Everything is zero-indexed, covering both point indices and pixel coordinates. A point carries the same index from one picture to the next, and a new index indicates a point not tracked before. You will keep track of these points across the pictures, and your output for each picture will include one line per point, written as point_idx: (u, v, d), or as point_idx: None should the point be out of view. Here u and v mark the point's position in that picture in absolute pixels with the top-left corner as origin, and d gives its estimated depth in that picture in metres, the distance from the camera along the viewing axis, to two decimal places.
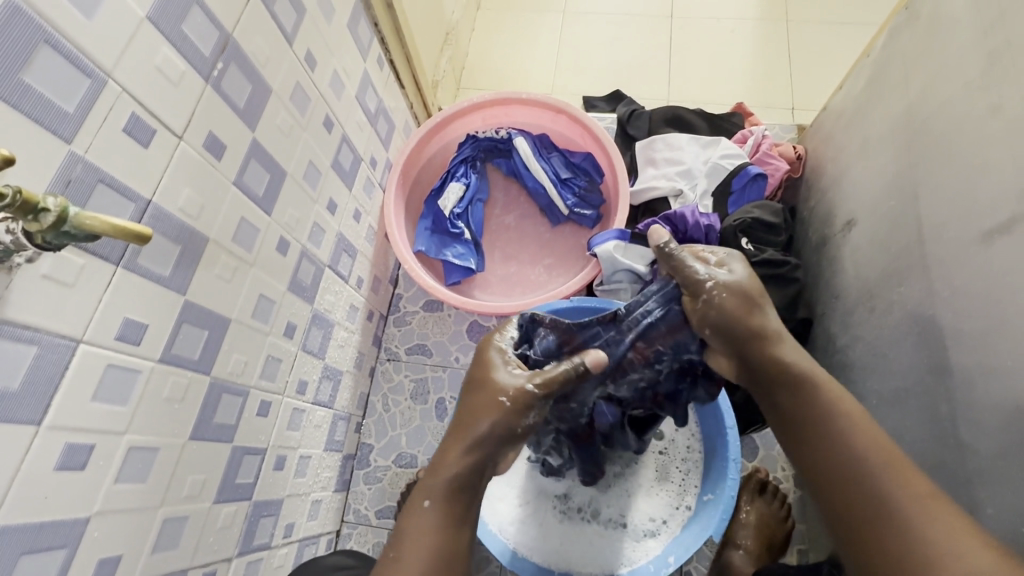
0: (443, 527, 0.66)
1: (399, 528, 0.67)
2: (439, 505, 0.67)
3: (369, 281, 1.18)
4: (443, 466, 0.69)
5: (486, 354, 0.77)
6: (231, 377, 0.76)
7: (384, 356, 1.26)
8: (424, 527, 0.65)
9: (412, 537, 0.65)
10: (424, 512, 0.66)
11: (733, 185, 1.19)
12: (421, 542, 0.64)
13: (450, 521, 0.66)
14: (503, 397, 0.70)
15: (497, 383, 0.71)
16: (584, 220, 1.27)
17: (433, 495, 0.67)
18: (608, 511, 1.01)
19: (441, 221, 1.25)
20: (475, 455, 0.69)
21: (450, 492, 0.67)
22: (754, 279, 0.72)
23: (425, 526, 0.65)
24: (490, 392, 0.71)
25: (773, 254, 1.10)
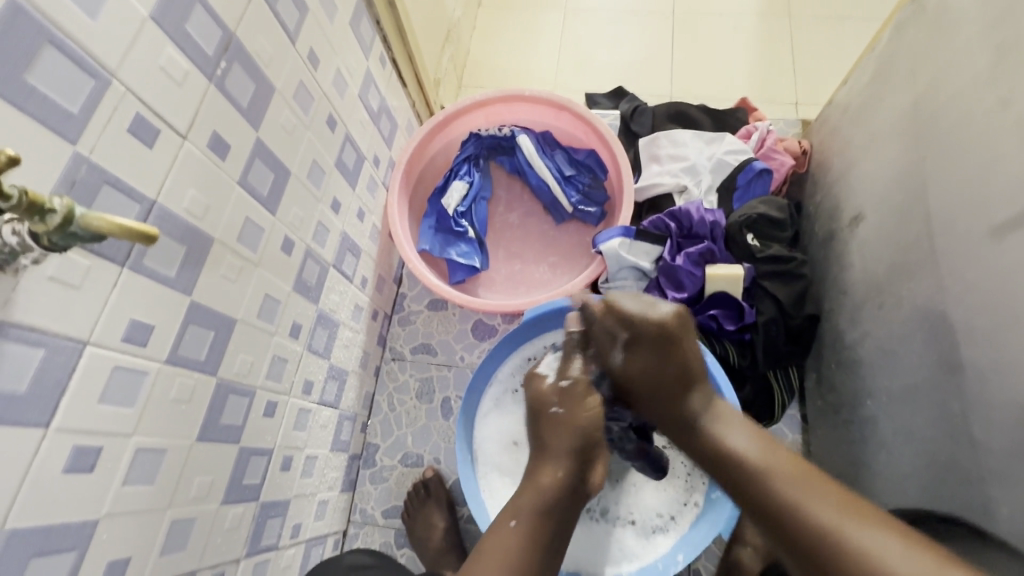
0: (525, 548, 0.68)
1: (481, 548, 0.69)
2: (524, 524, 0.70)
3: (374, 281, 1.18)
4: (537, 488, 0.73)
5: (541, 386, 0.81)
6: (238, 377, 0.75)
7: (389, 355, 1.26)
8: (507, 540, 0.69)
9: (493, 549, 0.68)
10: (510, 530, 0.70)
11: (738, 180, 1.19)
12: (504, 557, 0.67)
13: (534, 544, 0.69)
14: (554, 407, 0.78)
15: (546, 393, 0.79)
16: (588, 218, 1.26)
17: (519, 515, 0.71)
18: (616, 509, 1.00)
19: (445, 220, 1.25)
20: (562, 469, 0.74)
21: (537, 515, 0.71)
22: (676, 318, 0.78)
23: (508, 541, 0.69)
24: (542, 403, 0.79)
25: (779, 250, 1.10)
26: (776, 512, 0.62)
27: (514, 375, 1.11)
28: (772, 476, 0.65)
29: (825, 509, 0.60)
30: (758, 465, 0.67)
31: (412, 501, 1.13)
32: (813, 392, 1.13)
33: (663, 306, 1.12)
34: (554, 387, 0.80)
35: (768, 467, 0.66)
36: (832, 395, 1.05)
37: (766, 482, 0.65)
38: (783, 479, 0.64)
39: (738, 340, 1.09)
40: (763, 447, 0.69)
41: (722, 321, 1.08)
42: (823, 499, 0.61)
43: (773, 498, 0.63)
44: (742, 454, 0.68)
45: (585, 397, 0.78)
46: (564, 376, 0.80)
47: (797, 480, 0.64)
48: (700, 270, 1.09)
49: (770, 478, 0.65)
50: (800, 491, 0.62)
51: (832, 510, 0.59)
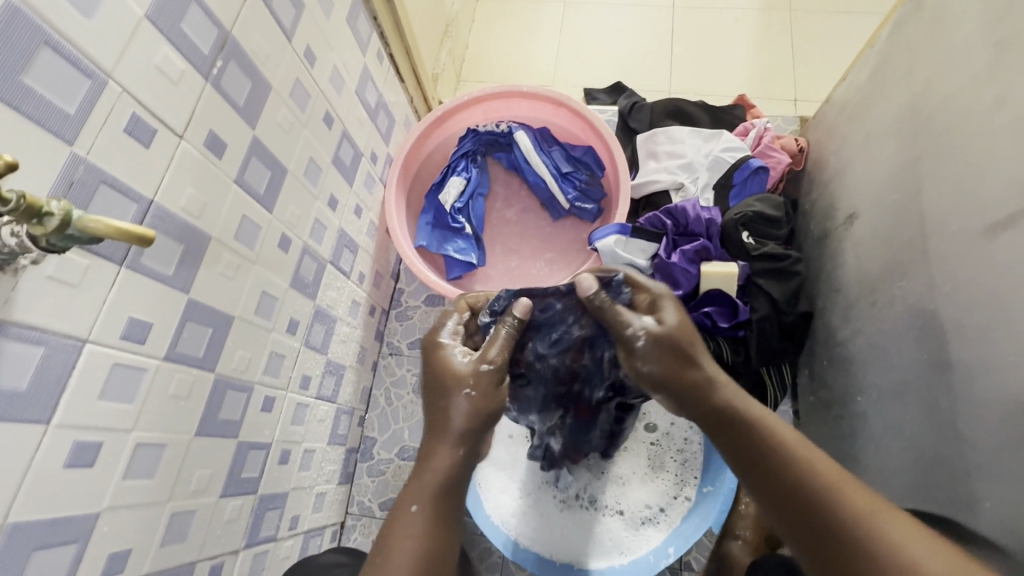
0: (434, 531, 0.63)
1: (385, 533, 0.63)
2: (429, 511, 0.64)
3: (371, 277, 1.19)
4: (433, 465, 0.66)
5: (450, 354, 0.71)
6: (236, 373, 0.76)
7: (386, 350, 1.28)
8: (410, 532, 0.62)
9: (398, 540, 0.62)
10: (411, 517, 0.63)
11: (734, 178, 1.19)
12: (410, 549, 0.61)
13: (439, 527, 0.64)
14: (465, 388, 0.68)
15: (458, 372, 0.69)
16: (585, 214, 1.27)
17: (420, 500, 0.64)
18: (605, 499, 1.02)
19: (442, 216, 1.25)
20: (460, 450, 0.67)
21: (438, 497, 0.64)
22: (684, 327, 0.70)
23: (412, 530, 0.62)
24: (452, 382, 0.69)
25: (774, 248, 1.11)
26: (806, 493, 0.60)
27: None
28: (813, 462, 0.61)
29: (859, 501, 0.58)
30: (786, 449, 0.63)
31: None
32: (805, 388, 1.14)
33: None
34: (471, 368, 0.69)
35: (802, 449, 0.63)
36: (824, 392, 1.06)
37: (796, 461, 0.62)
38: (824, 468, 0.61)
39: (732, 337, 1.10)
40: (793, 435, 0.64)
41: (715, 318, 1.09)
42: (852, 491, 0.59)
43: (812, 482, 0.60)
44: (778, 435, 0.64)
45: (499, 381, 0.70)
46: (484, 359, 0.70)
47: (827, 471, 0.61)
48: (695, 268, 1.11)
49: (810, 468, 0.61)
50: (839, 481, 0.60)
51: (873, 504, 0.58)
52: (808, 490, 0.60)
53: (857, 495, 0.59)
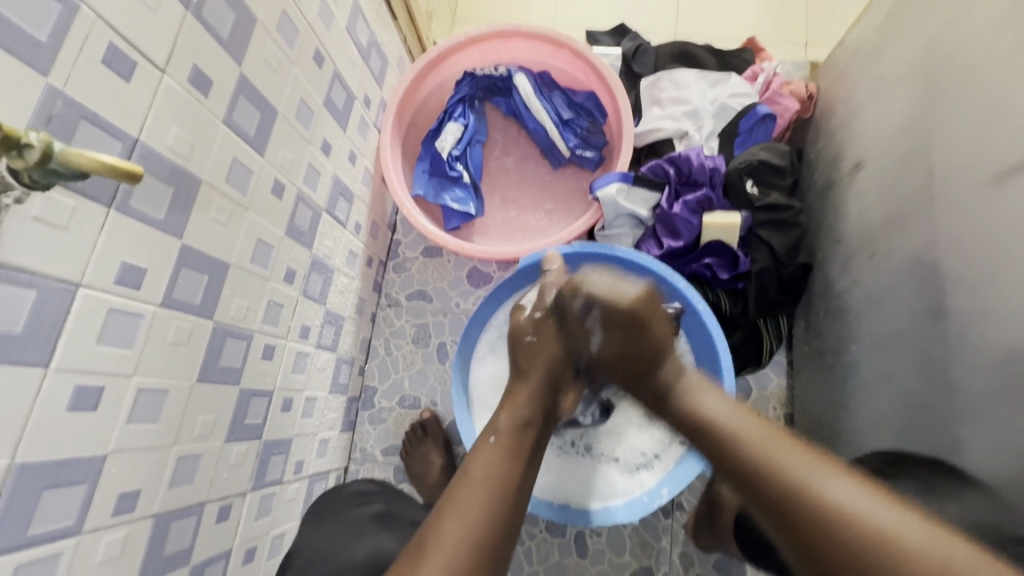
0: (511, 455, 0.69)
1: (464, 464, 0.68)
2: (505, 446, 0.70)
3: (368, 227, 1.17)
4: (515, 402, 0.76)
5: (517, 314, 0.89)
6: (234, 321, 0.76)
7: (384, 302, 1.28)
8: (491, 456, 0.68)
9: (480, 466, 0.67)
10: (489, 446, 0.70)
11: (740, 126, 1.16)
12: (488, 468, 0.66)
13: (514, 456, 0.69)
14: (528, 333, 0.84)
15: (519, 323, 0.86)
16: (586, 163, 1.23)
17: (498, 431, 0.71)
18: (600, 446, 1.06)
19: (439, 163, 1.21)
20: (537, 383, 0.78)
21: (514, 430, 0.72)
22: (642, 298, 0.80)
23: (491, 453, 0.68)
24: (517, 331, 0.85)
25: (777, 198, 1.09)
26: (759, 486, 0.57)
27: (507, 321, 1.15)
28: (752, 437, 0.61)
29: (797, 465, 0.56)
30: (722, 434, 0.64)
31: (410, 441, 1.17)
32: (801, 339, 1.15)
33: (659, 255, 1.11)
34: (529, 317, 0.86)
35: (739, 433, 0.63)
36: (819, 341, 1.07)
37: (729, 443, 0.63)
38: (754, 433, 0.62)
39: (731, 289, 1.10)
40: (733, 416, 0.66)
41: (716, 269, 1.08)
42: (790, 456, 0.58)
43: (740, 460, 0.60)
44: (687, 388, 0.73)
45: (557, 329, 0.83)
46: (537, 308, 0.87)
47: (764, 443, 0.60)
48: (697, 219, 1.09)
49: (738, 437, 0.62)
50: (774, 451, 0.59)
51: (820, 468, 0.55)
52: (743, 457, 0.60)
53: (795, 458, 0.57)
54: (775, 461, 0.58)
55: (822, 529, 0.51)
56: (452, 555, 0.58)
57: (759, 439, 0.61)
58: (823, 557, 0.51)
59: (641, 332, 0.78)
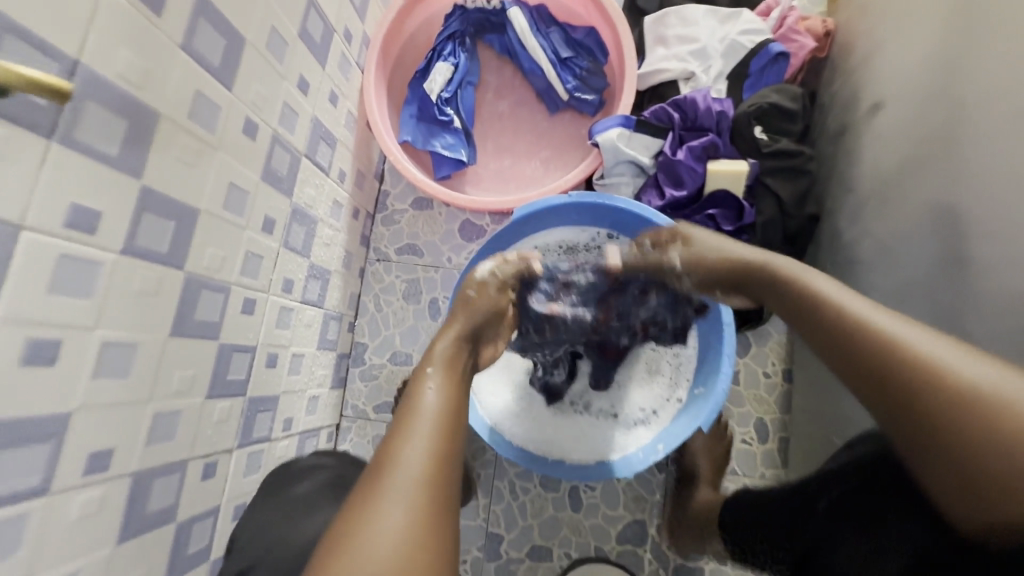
0: (454, 385, 0.61)
1: (404, 400, 0.58)
2: (447, 376, 0.61)
3: (353, 175, 1.10)
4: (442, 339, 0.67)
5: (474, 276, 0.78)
6: (209, 272, 0.71)
7: (373, 256, 1.23)
8: (432, 383, 0.60)
9: (422, 395, 0.58)
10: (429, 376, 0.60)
11: (751, 66, 1.09)
12: (433, 397, 0.58)
13: (454, 386, 0.61)
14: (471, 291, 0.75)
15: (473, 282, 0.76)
16: (585, 107, 1.15)
17: (434, 362, 0.63)
18: (599, 403, 1.05)
19: (428, 107, 1.13)
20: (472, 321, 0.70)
21: (449, 361, 0.64)
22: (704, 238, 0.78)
23: (432, 385, 0.59)
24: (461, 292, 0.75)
25: (787, 144, 1.03)
26: (855, 348, 0.55)
27: None
28: (855, 308, 0.57)
29: (899, 326, 0.53)
30: (815, 300, 0.61)
31: (403, 398, 1.13)
32: None
33: (660, 205, 1.05)
34: (481, 276, 0.78)
35: (836, 302, 0.59)
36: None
37: (822, 308, 0.60)
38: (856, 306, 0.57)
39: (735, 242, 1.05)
40: (832, 287, 0.61)
41: (719, 221, 1.03)
42: (888, 319, 0.54)
43: (836, 320, 0.58)
44: (778, 265, 0.68)
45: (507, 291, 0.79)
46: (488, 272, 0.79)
47: (860, 307, 0.57)
48: (701, 166, 1.03)
49: (840, 313, 0.58)
50: (869, 314, 0.56)
51: (917, 333, 0.52)
52: (846, 331, 0.56)
53: (897, 322, 0.54)
54: (872, 325, 0.55)
55: (924, 402, 0.49)
56: (419, 485, 0.49)
57: (857, 305, 0.57)
58: (913, 412, 0.50)
59: (722, 257, 0.74)
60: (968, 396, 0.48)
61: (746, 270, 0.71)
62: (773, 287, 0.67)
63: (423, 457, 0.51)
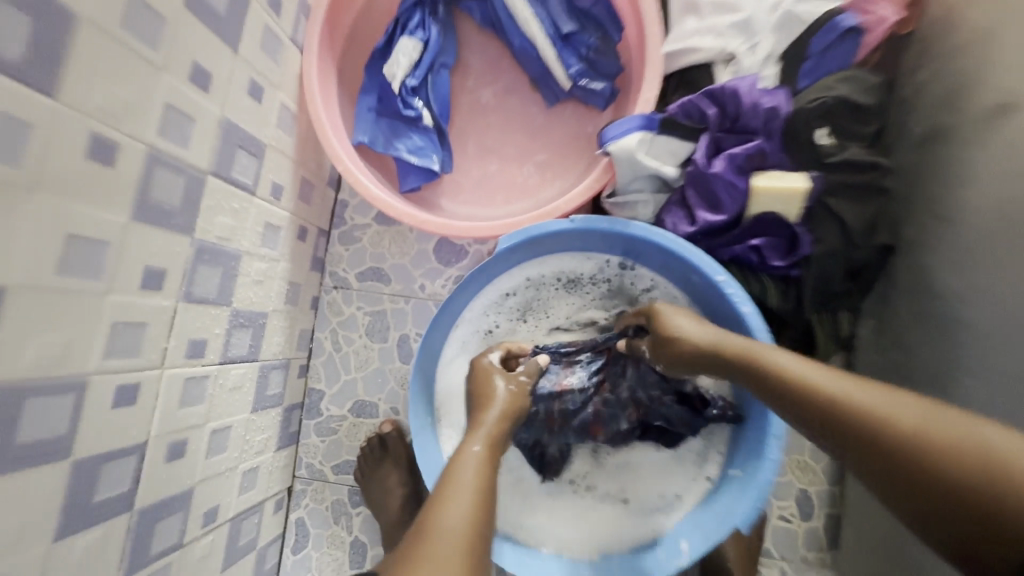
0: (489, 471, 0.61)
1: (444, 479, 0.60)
2: (489, 454, 0.64)
3: (295, 188, 0.86)
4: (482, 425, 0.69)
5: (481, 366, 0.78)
6: (36, 371, 0.48)
7: (330, 283, 1.00)
8: (472, 465, 0.61)
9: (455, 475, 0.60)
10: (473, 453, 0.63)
11: (811, 46, 0.83)
12: (473, 479, 0.59)
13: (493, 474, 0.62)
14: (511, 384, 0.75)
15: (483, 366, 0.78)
16: (592, 98, 0.90)
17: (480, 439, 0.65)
18: (605, 485, 0.85)
19: (390, 98, 0.88)
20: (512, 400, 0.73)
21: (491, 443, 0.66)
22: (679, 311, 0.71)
23: (469, 468, 0.61)
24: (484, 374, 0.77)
25: (858, 153, 0.79)
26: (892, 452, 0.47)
27: (486, 315, 0.89)
28: (858, 397, 0.50)
29: (921, 416, 0.47)
30: (816, 390, 0.52)
31: (367, 459, 0.94)
32: (869, 345, 0.86)
33: (690, 232, 0.82)
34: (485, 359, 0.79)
35: (836, 392, 0.51)
36: (903, 360, 0.76)
37: (827, 402, 0.51)
38: (833, 382, 0.52)
39: (782, 278, 0.83)
40: (819, 373, 0.54)
41: (766, 253, 0.81)
42: (902, 406, 0.48)
43: (851, 413, 0.49)
44: (744, 351, 0.61)
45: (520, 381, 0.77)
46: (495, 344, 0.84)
47: (870, 395, 0.50)
48: (744, 182, 0.79)
49: (828, 402, 0.51)
50: (880, 403, 0.49)
51: (946, 420, 0.46)
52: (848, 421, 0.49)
53: (916, 410, 0.47)
54: (891, 416, 0.48)
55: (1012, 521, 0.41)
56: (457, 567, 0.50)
57: (863, 394, 0.50)
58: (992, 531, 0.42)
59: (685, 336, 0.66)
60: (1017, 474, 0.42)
61: (712, 353, 0.63)
62: (755, 375, 0.59)
63: (463, 519, 0.54)
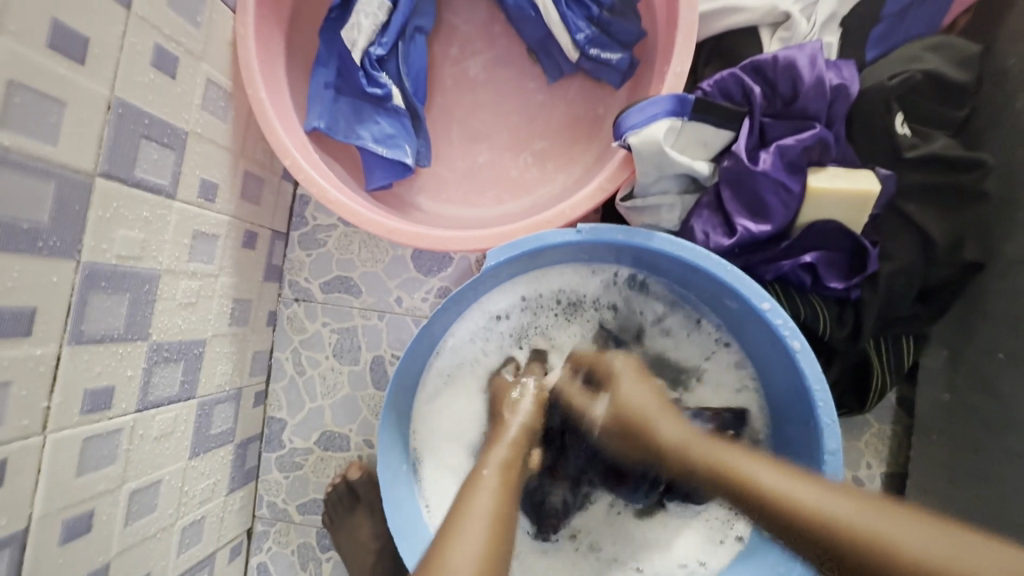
0: (509, 490, 0.51)
1: (456, 504, 0.50)
2: (509, 475, 0.53)
3: (236, 184, 0.69)
4: (500, 439, 0.58)
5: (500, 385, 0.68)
6: None
7: (290, 294, 0.84)
8: (491, 490, 0.51)
9: (469, 505, 0.49)
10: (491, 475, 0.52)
11: (889, 6, 0.66)
12: (490, 506, 0.49)
13: (512, 498, 0.51)
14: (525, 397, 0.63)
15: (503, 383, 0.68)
16: (604, 72, 0.72)
17: (494, 461, 0.54)
18: (614, 547, 0.71)
19: (351, 71, 0.70)
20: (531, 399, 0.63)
21: (513, 464, 0.54)
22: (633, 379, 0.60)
23: (485, 488, 0.51)
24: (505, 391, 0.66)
25: (948, 145, 0.62)
26: None
27: (472, 339, 0.73)
28: (840, 512, 0.44)
29: (906, 533, 0.42)
30: (809, 516, 0.45)
31: (333, 510, 0.81)
32: (935, 379, 0.69)
33: (728, 246, 0.64)
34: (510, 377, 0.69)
35: (824, 509, 0.44)
36: (992, 408, 0.61)
37: (830, 536, 0.43)
38: (802, 495, 0.46)
39: (836, 300, 0.66)
40: (796, 483, 0.47)
41: (821, 272, 0.64)
42: (884, 519, 0.43)
43: (850, 546, 0.43)
44: (715, 459, 0.50)
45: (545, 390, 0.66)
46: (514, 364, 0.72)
47: (860, 517, 0.43)
48: (798, 182, 0.62)
49: (829, 531, 0.43)
50: (872, 526, 0.43)
51: (927, 543, 0.41)
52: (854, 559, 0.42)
53: (890, 523, 0.42)
54: (887, 542, 0.42)
55: None
56: None
57: (860, 525, 0.43)
58: None
59: (644, 421, 0.55)
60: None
61: (674, 451, 0.53)
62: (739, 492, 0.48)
63: (475, 556, 0.45)
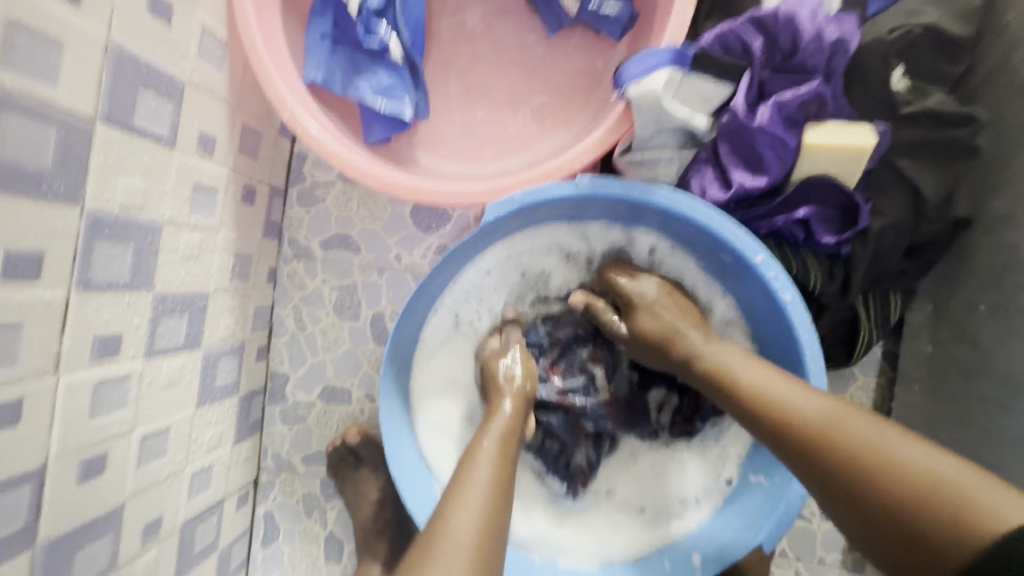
0: (503, 462, 0.54)
1: (456, 477, 0.52)
2: (505, 451, 0.55)
3: (234, 137, 0.69)
4: (496, 411, 0.61)
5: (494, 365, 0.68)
6: None
7: (290, 251, 0.85)
8: (488, 462, 0.53)
9: (468, 478, 0.51)
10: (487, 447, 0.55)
11: None
12: (492, 481, 0.51)
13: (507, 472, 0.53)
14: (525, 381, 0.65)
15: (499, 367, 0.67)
16: (604, 24, 0.72)
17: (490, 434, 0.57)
18: (622, 491, 0.74)
19: (350, 22, 0.70)
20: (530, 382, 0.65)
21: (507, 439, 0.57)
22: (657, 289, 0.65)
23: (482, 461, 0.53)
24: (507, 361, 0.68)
25: (943, 100, 0.63)
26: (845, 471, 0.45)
27: (473, 292, 0.75)
28: (812, 412, 0.49)
29: (860, 426, 0.46)
30: (803, 421, 0.49)
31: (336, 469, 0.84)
32: (920, 333, 0.72)
33: (722, 200, 0.66)
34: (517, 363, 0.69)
35: (800, 411, 0.50)
36: (971, 358, 0.63)
37: (812, 432, 0.48)
38: (804, 402, 0.50)
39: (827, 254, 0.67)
40: (797, 392, 0.51)
41: (813, 227, 0.65)
42: (848, 416, 0.47)
43: (811, 431, 0.48)
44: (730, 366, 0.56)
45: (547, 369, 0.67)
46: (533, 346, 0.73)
47: (831, 414, 0.48)
48: (795, 137, 0.63)
49: (804, 425, 0.49)
50: (838, 419, 0.48)
51: (884, 434, 0.45)
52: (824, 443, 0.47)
53: (860, 421, 0.47)
54: (843, 429, 0.47)
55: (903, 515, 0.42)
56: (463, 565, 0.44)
57: (824, 416, 0.48)
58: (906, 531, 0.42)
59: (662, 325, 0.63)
60: (908, 472, 0.42)
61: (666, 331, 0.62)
62: (755, 400, 0.53)
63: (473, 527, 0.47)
